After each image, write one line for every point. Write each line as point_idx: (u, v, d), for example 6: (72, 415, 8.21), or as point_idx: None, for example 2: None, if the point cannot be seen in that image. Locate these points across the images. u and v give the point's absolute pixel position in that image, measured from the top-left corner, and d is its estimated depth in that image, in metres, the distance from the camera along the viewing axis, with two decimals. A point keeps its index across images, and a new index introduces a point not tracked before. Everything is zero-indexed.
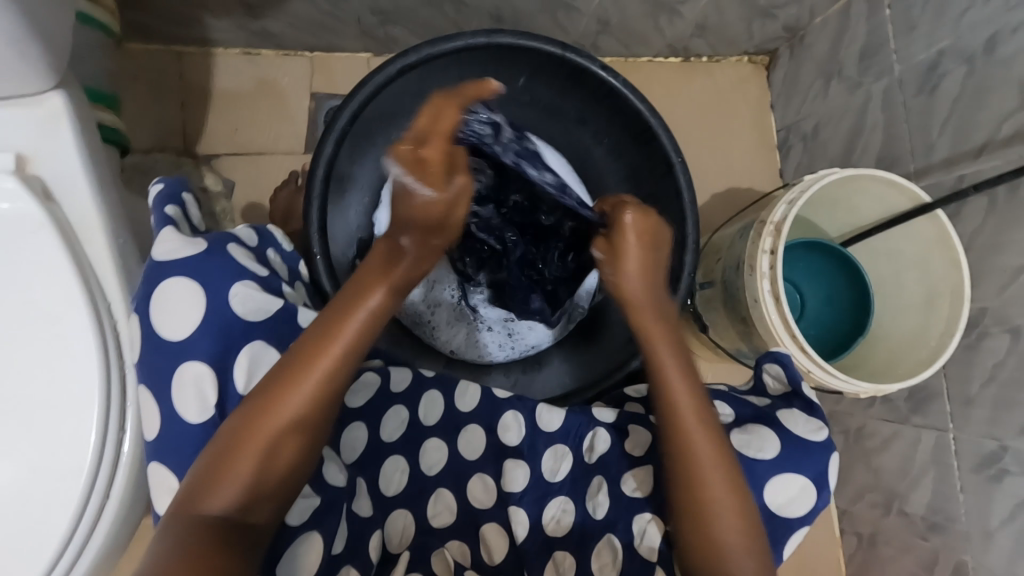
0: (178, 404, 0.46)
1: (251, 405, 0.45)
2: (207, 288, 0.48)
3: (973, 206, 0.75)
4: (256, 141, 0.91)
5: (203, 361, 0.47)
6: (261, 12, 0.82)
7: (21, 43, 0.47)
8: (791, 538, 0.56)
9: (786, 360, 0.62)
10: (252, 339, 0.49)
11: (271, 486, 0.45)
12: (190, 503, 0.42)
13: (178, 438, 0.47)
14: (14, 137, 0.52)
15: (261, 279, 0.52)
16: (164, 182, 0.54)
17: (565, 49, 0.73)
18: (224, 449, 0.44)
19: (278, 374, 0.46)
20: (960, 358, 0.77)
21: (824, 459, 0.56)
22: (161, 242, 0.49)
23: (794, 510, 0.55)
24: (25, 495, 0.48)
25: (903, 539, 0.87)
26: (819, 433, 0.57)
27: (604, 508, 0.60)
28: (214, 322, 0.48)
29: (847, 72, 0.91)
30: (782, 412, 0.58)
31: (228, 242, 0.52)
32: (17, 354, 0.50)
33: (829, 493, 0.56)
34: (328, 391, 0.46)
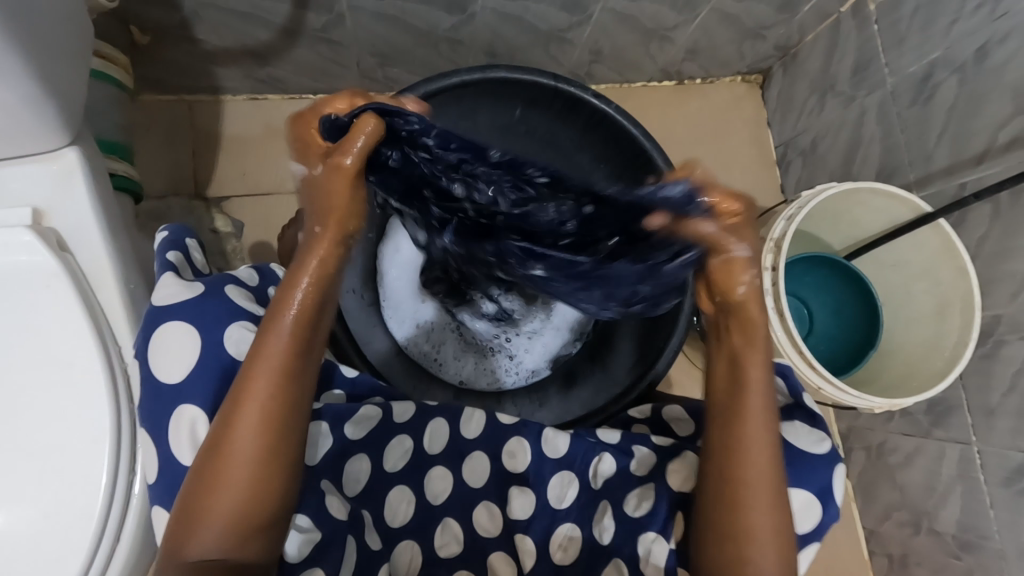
0: (175, 445, 0.48)
1: (207, 447, 0.46)
2: (202, 331, 0.50)
3: (977, 213, 0.74)
4: (263, 182, 0.94)
5: (195, 402, 0.49)
6: (266, 60, 0.86)
7: (38, 104, 0.50)
8: (796, 554, 0.55)
9: (787, 370, 0.61)
10: (240, 379, 0.50)
11: (251, 521, 0.46)
12: (174, 552, 0.44)
13: (175, 478, 0.48)
14: (31, 192, 0.55)
15: (258, 318, 0.54)
16: (169, 229, 0.57)
17: (557, 80, 0.75)
18: (192, 497, 0.45)
19: (225, 414, 0.46)
20: (977, 368, 0.75)
21: (828, 472, 0.55)
22: (161, 287, 0.51)
23: (798, 525, 0.55)
24: (36, 539, 0.49)
25: (935, 559, 0.84)
26: (821, 445, 0.56)
27: (610, 533, 0.60)
28: (207, 364, 0.49)
29: (840, 87, 0.92)
30: (784, 425, 0.58)
31: (226, 284, 0.53)
32: (32, 399, 0.51)
33: (836, 506, 0.55)
34: (271, 418, 0.46)
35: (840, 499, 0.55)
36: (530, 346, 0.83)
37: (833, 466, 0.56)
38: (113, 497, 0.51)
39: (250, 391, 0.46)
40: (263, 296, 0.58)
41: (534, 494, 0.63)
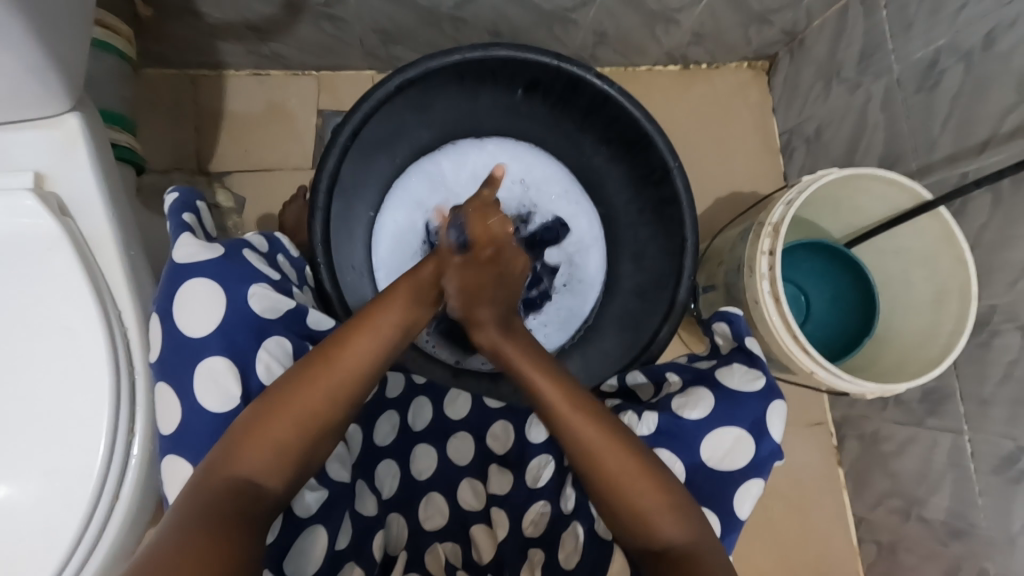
0: (200, 395, 0.49)
1: (287, 376, 0.48)
2: (226, 289, 0.51)
3: (978, 202, 0.73)
4: (265, 158, 0.94)
5: (223, 355, 0.49)
6: (269, 35, 0.85)
7: (40, 69, 0.50)
8: (737, 494, 0.55)
9: (733, 317, 0.61)
10: (270, 335, 0.52)
11: (291, 465, 0.46)
12: (218, 464, 0.44)
13: (195, 427, 0.48)
14: (33, 157, 0.55)
15: (274, 282, 0.55)
16: (178, 191, 0.56)
17: (560, 59, 0.73)
18: (249, 422, 0.46)
19: (311, 361, 0.49)
20: (973, 357, 0.76)
21: (759, 408, 0.56)
22: (181, 246, 0.52)
23: (732, 463, 0.55)
24: (36, 495, 0.50)
25: (924, 546, 0.84)
26: (756, 382, 0.57)
27: (572, 498, 0.59)
28: (235, 320, 0.50)
29: (847, 73, 0.91)
30: (721, 369, 0.59)
31: (242, 249, 0.55)
32: (32, 360, 0.52)
33: (772, 440, 0.55)
34: (363, 373, 0.50)
35: (778, 435, 0.56)
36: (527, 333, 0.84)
37: (768, 402, 0.56)
38: (112, 459, 0.53)
39: (357, 340, 0.51)
40: (272, 262, 0.59)
41: (513, 473, 0.64)
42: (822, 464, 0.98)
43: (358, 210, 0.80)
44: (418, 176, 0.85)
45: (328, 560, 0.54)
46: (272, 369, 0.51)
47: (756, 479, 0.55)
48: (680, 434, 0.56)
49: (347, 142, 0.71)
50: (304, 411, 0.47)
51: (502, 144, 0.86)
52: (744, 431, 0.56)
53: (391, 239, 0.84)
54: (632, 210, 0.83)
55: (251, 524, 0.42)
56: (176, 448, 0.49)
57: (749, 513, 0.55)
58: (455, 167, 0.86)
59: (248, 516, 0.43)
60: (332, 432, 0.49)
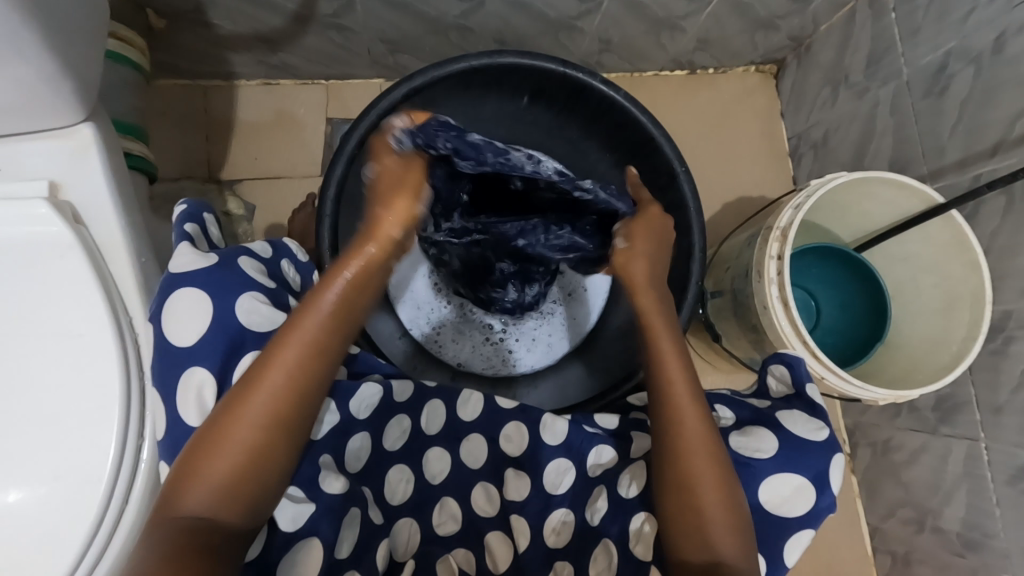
0: (181, 407, 0.49)
1: (221, 408, 0.47)
2: (214, 299, 0.51)
3: (990, 206, 0.72)
4: (275, 166, 0.95)
5: (202, 368, 0.49)
6: (278, 46, 0.87)
7: (55, 81, 0.51)
8: (788, 541, 0.53)
9: (793, 360, 0.60)
10: (248, 349, 0.52)
11: (242, 487, 0.46)
12: (170, 509, 0.45)
13: (179, 438, 0.49)
14: (48, 167, 0.56)
15: (270, 292, 0.56)
16: (187, 203, 0.57)
17: (565, 66, 0.74)
18: (196, 451, 0.46)
19: (245, 381, 0.47)
20: (986, 364, 0.74)
21: (824, 459, 0.54)
22: (178, 256, 0.52)
23: (790, 511, 0.53)
24: (45, 498, 0.51)
25: (939, 557, 0.83)
26: (819, 433, 0.55)
27: (601, 513, 0.59)
28: (217, 335, 0.50)
29: (854, 77, 0.90)
30: (782, 412, 0.58)
31: (238, 256, 0.55)
32: (43, 365, 0.53)
33: (831, 494, 0.53)
34: (288, 391, 0.47)
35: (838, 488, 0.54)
36: (534, 343, 0.84)
37: (830, 454, 0.54)
38: (121, 464, 0.53)
39: (280, 358, 0.48)
40: (272, 270, 0.59)
41: (530, 478, 0.63)
42: None
43: None
44: None
45: (327, 568, 0.54)
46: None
47: (809, 528, 0.53)
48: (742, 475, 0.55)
49: (355, 150, 0.71)
50: (243, 441, 0.46)
51: None
52: (806, 480, 0.54)
53: None
54: None
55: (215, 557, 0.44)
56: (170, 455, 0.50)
57: (793, 561, 0.53)
58: None
59: (208, 549, 0.44)
60: (284, 444, 0.48)
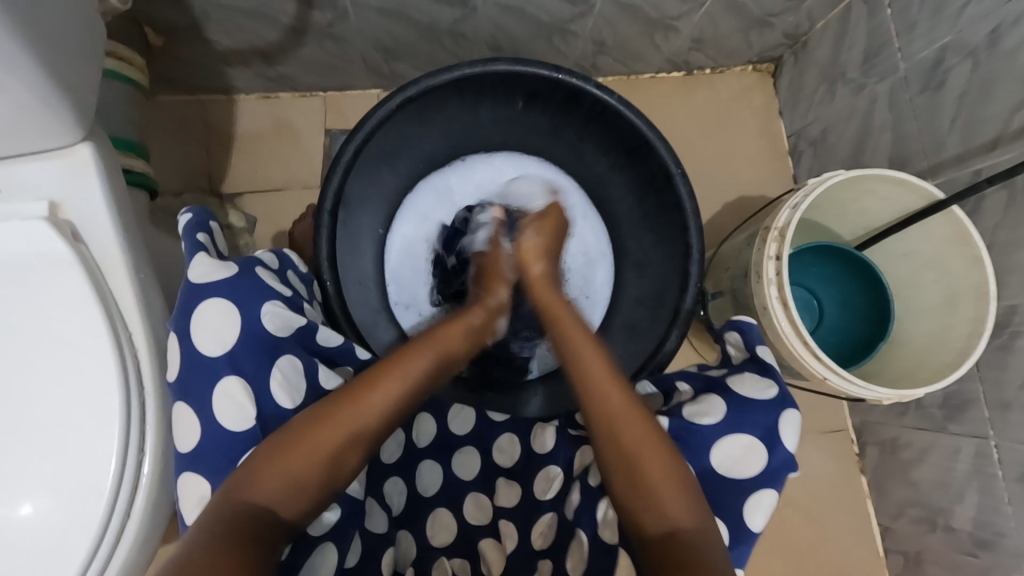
0: (220, 415, 0.50)
1: (315, 412, 0.50)
2: (241, 307, 0.52)
3: (990, 201, 0.72)
4: (274, 178, 0.96)
5: (236, 375, 0.50)
6: (276, 59, 0.88)
7: (52, 103, 0.52)
8: (747, 504, 0.53)
9: (746, 326, 0.61)
10: (282, 354, 0.54)
11: (310, 486, 0.48)
12: (242, 491, 0.46)
13: (215, 445, 0.49)
14: (48, 186, 0.57)
15: (286, 298, 0.57)
16: (192, 212, 0.57)
17: (558, 71, 0.74)
18: (281, 445, 0.48)
19: (352, 387, 0.52)
20: (992, 360, 0.73)
21: (771, 417, 0.55)
22: (196, 266, 0.53)
23: (744, 471, 0.54)
24: (50, 512, 0.52)
25: (951, 557, 0.81)
26: (768, 391, 0.56)
27: (574, 505, 0.59)
28: (248, 343, 0.51)
29: (851, 74, 0.90)
30: (732, 376, 0.59)
31: (255, 266, 0.56)
32: (46, 381, 0.54)
33: (784, 450, 0.54)
34: (388, 412, 0.52)
35: (793, 445, 0.54)
36: None
37: (780, 410, 0.55)
38: (123, 474, 0.54)
39: (385, 385, 0.53)
40: (282, 279, 0.61)
41: (521, 486, 0.65)
42: (841, 472, 0.96)
43: (368, 223, 0.82)
44: (429, 189, 0.86)
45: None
46: (286, 387, 0.53)
47: (769, 489, 0.53)
48: (692, 441, 0.55)
49: (351, 161, 0.72)
50: (327, 447, 0.49)
51: (509, 158, 0.88)
52: (756, 438, 0.55)
53: (401, 253, 0.85)
54: (637, 217, 0.83)
55: (271, 548, 0.45)
56: (195, 467, 0.50)
57: (763, 524, 0.53)
58: (462, 180, 0.87)
59: (259, 537, 0.44)
60: (355, 460, 0.51)
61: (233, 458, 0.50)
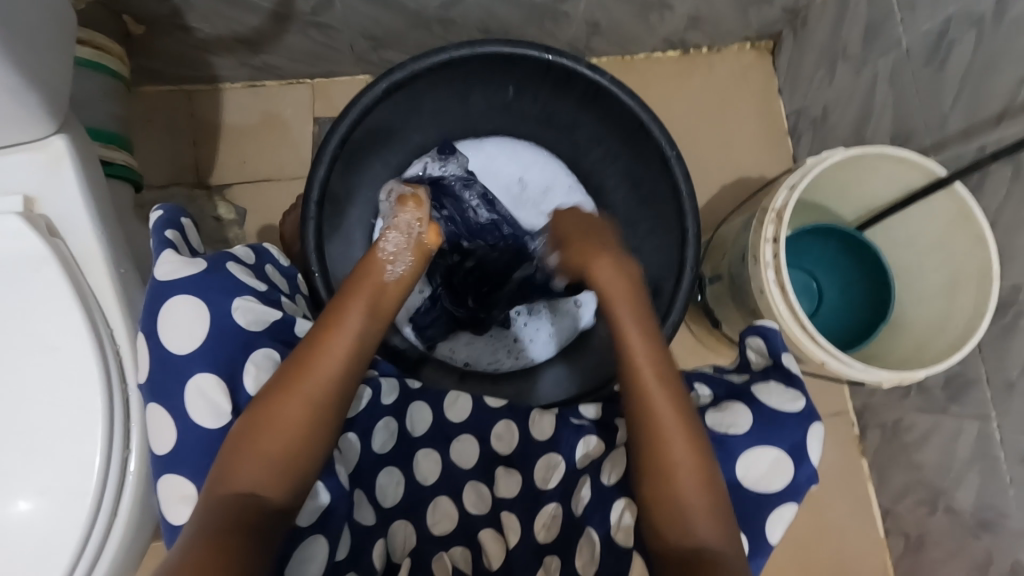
0: (193, 413, 0.49)
1: (269, 388, 0.48)
2: (209, 304, 0.51)
3: (995, 177, 0.70)
4: (263, 169, 0.95)
5: (210, 371, 0.49)
6: (259, 47, 0.86)
7: (20, 95, 0.51)
8: (768, 519, 0.52)
9: (768, 333, 0.59)
10: (256, 349, 0.52)
11: (284, 465, 0.47)
12: (218, 485, 0.45)
13: (191, 443, 0.49)
14: (23, 182, 0.56)
15: (260, 293, 0.55)
16: (164, 208, 0.55)
17: (548, 53, 0.71)
18: (245, 431, 0.47)
19: (293, 361, 0.49)
20: (995, 340, 0.72)
21: (800, 430, 0.53)
22: (162, 263, 0.51)
23: (769, 485, 0.53)
24: (36, 510, 0.51)
25: (953, 539, 0.81)
26: (795, 404, 0.55)
27: (584, 502, 0.58)
28: (218, 338, 0.50)
29: (852, 49, 0.87)
30: (758, 385, 0.57)
31: (226, 261, 0.54)
32: (25, 379, 0.53)
33: (810, 466, 0.53)
34: (341, 379, 0.50)
35: (817, 458, 0.53)
36: (538, 332, 0.84)
37: (807, 424, 0.54)
38: (108, 472, 0.53)
39: (327, 346, 0.50)
40: (259, 273, 0.59)
41: (521, 474, 0.64)
42: (843, 455, 0.95)
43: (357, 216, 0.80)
44: None
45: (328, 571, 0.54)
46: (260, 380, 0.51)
47: (790, 502, 0.52)
48: (720, 452, 0.54)
49: (338, 149, 0.70)
50: (291, 420, 0.47)
51: (501, 143, 0.85)
52: (783, 452, 0.53)
53: None
54: (633, 203, 0.81)
55: (266, 535, 0.44)
56: (173, 468, 0.49)
57: (780, 537, 0.53)
58: None
59: (248, 527, 0.43)
60: (324, 439, 0.49)
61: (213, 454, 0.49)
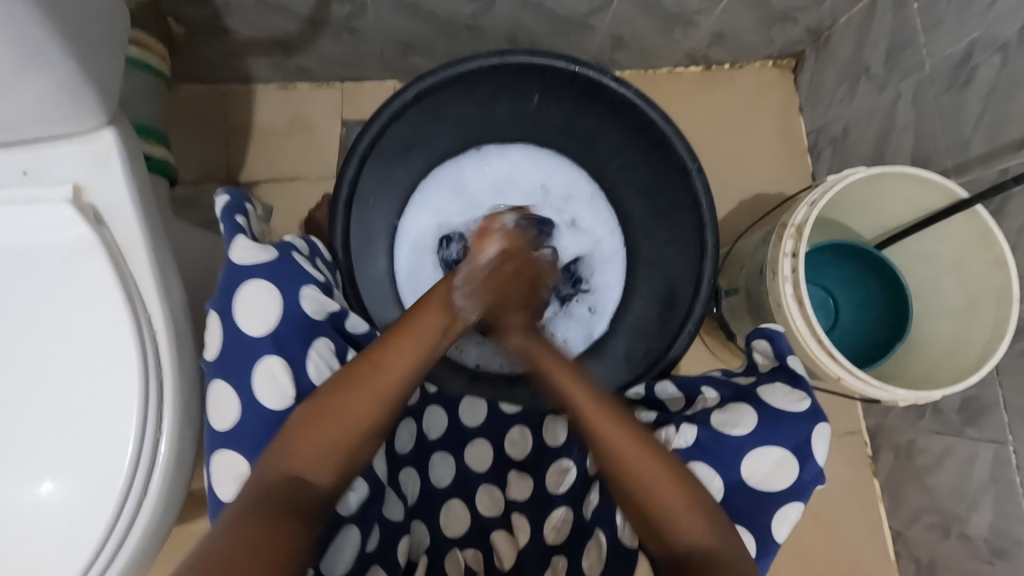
0: (258, 393, 0.51)
1: (337, 381, 0.50)
2: (281, 290, 0.53)
3: (1017, 202, 0.70)
4: (292, 169, 0.97)
5: (277, 355, 0.52)
6: (294, 50, 0.89)
7: (76, 88, 0.53)
8: (776, 515, 0.54)
9: (775, 334, 0.59)
10: (317, 337, 0.54)
11: (338, 453, 0.48)
12: (274, 466, 0.46)
13: (252, 423, 0.51)
14: (72, 171, 0.58)
15: (321, 283, 0.58)
16: (229, 194, 0.59)
17: (575, 65, 0.73)
18: (308, 417, 0.48)
19: (366, 357, 0.52)
20: (1013, 365, 0.72)
21: (804, 431, 0.55)
22: (237, 248, 0.54)
23: (774, 484, 0.54)
24: (72, 487, 0.53)
25: (965, 564, 0.80)
26: (801, 403, 0.55)
27: (593, 506, 0.59)
28: (288, 324, 0.53)
29: (875, 71, 0.88)
30: (764, 387, 0.58)
31: (292, 251, 0.57)
32: (66, 359, 0.55)
33: (815, 464, 0.54)
34: (409, 377, 0.52)
35: (823, 459, 0.54)
36: None
37: (813, 424, 0.55)
38: (140, 457, 0.55)
39: (400, 347, 0.52)
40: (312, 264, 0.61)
41: (533, 480, 0.65)
42: (855, 475, 0.95)
43: (381, 216, 0.82)
44: (441, 179, 0.86)
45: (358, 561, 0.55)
46: (322, 369, 0.54)
47: (796, 502, 0.54)
48: (720, 452, 0.55)
49: (366, 151, 0.72)
50: (354, 411, 0.49)
51: (523, 151, 0.87)
52: (787, 452, 0.55)
53: (412, 244, 0.85)
54: (651, 213, 0.82)
55: (312, 520, 0.45)
56: (232, 443, 0.51)
57: (789, 534, 0.54)
58: (476, 173, 0.87)
59: (295, 511, 0.44)
60: (378, 433, 0.50)
61: (266, 436, 0.51)
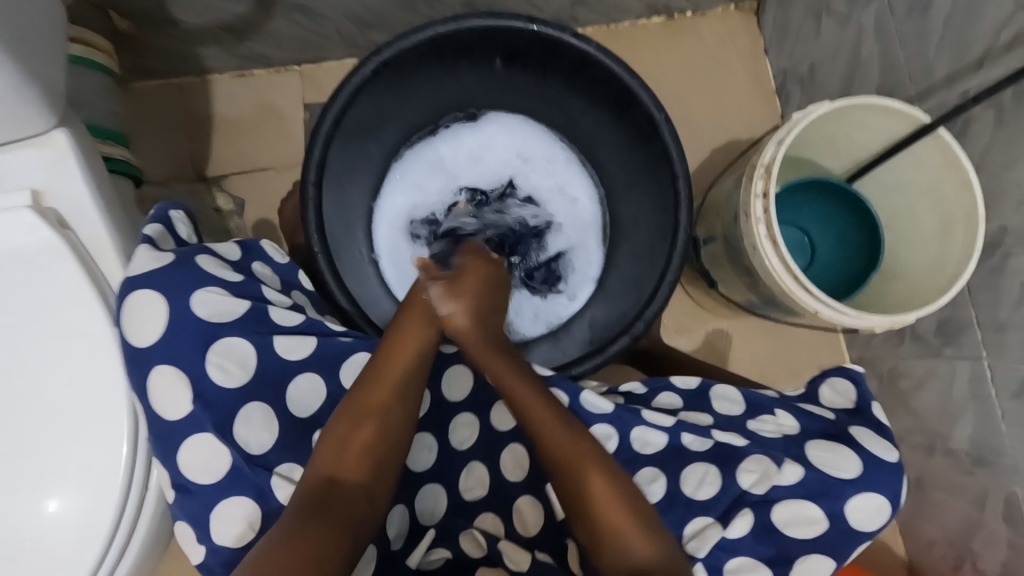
0: (157, 399, 0.53)
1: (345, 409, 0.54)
2: (169, 298, 0.54)
3: (981, 121, 0.71)
4: (258, 158, 0.95)
5: (167, 363, 0.53)
6: (246, 35, 0.86)
7: (23, 91, 0.52)
8: (853, 551, 0.58)
9: (857, 377, 0.68)
10: (219, 338, 0.55)
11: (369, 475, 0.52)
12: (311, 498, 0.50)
13: (160, 428, 0.53)
14: (28, 176, 0.57)
15: (231, 283, 0.58)
16: (154, 206, 0.61)
17: (534, 23, 0.72)
18: (336, 447, 0.52)
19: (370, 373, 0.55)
20: (985, 283, 0.74)
21: (897, 483, 0.60)
22: (136, 259, 0.56)
23: (862, 524, 0.59)
24: (70, 488, 0.54)
25: (950, 479, 0.83)
26: (890, 453, 0.61)
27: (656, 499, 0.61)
28: (176, 332, 0.54)
29: (836, 4, 0.87)
30: (857, 430, 0.63)
31: (195, 254, 0.57)
32: (48, 365, 0.55)
33: (896, 511, 0.60)
34: (413, 389, 0.56)
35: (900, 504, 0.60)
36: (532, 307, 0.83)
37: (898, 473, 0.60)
38: (136, 455, 0.56)
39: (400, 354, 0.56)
40: (240, 269, 0.62)
41: None
42: None
43: (353, 196, 0.81)
44: (416, 155, 0.84)
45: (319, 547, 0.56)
46: (226, 369, 0.54)
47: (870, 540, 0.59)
48: (828, 493, 0.59)
49: (331, 130, 0.71)
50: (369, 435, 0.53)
51: (500, 119, 0.85)
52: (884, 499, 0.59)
53: (390, 223, 0.83)
54: (626, 170, 0.82)
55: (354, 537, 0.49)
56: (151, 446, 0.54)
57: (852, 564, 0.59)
58: (453, 150, 0.85)
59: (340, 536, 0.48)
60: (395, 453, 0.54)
61: (173, 440, 0.53)
